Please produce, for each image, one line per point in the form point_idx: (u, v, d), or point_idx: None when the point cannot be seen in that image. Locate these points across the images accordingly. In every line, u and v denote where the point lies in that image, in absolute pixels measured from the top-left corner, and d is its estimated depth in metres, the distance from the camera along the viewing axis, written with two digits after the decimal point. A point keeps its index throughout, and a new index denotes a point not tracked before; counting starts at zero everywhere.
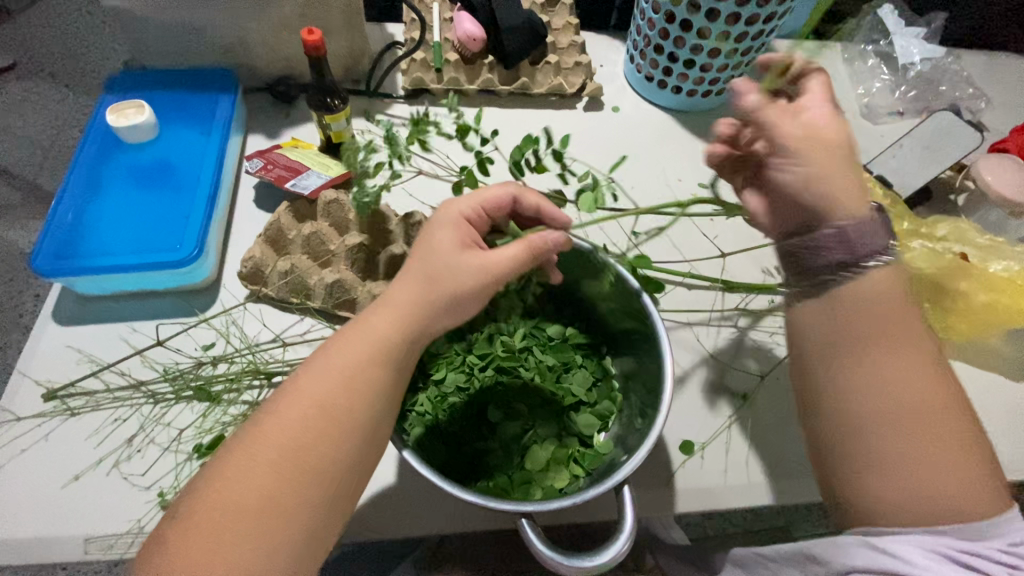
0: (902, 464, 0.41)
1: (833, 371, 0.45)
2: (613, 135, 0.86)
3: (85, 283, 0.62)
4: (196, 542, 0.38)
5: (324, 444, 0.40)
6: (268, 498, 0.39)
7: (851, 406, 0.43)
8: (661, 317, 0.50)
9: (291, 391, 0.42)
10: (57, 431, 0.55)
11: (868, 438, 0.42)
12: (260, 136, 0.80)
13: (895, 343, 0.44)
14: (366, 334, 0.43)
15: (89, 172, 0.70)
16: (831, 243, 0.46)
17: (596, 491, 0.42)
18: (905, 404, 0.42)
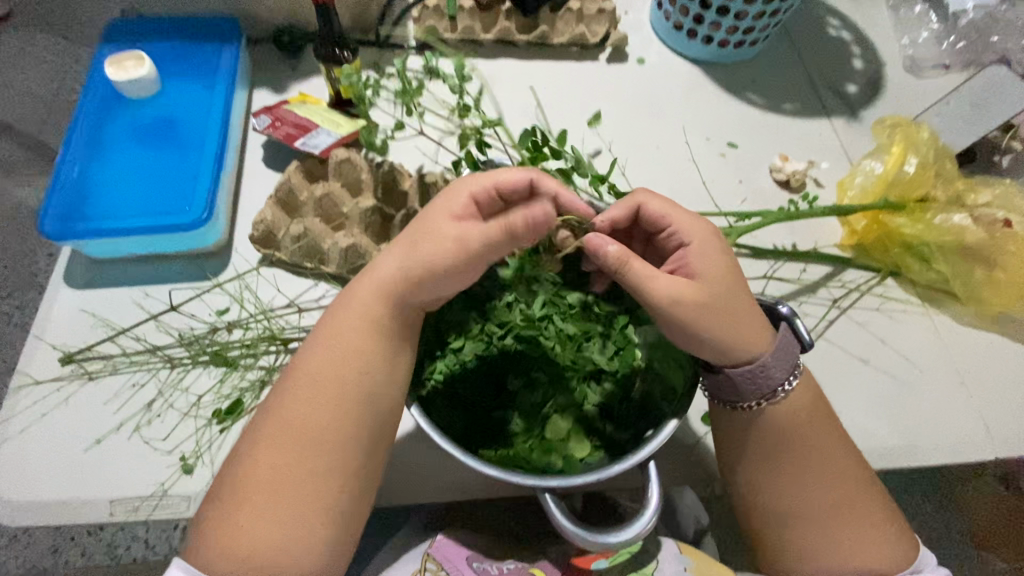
0: (823, 519, 0.47)
1: (748, 450, 0.49)
2: (637, 91, 0.80)
3: (95, 246, 0.61)
4: (232, 515, 0.41)
5: (331, 421, 0.43)
6: (286, 476, 0.42)
7: (778, 503, 0.48)
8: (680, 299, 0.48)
9: (297, 376, 0.45)
10: (76, 395, 0.55)
11: (796, 529, 0.48)
12: (266, 91, 0.76)
13: (824, 445, 0.48)
14: (365, 316, 0.45)
15: (92, 130, 0.67)
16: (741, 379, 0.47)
17: (621, 467, 0.41)
18: (830, 498, 0.47)
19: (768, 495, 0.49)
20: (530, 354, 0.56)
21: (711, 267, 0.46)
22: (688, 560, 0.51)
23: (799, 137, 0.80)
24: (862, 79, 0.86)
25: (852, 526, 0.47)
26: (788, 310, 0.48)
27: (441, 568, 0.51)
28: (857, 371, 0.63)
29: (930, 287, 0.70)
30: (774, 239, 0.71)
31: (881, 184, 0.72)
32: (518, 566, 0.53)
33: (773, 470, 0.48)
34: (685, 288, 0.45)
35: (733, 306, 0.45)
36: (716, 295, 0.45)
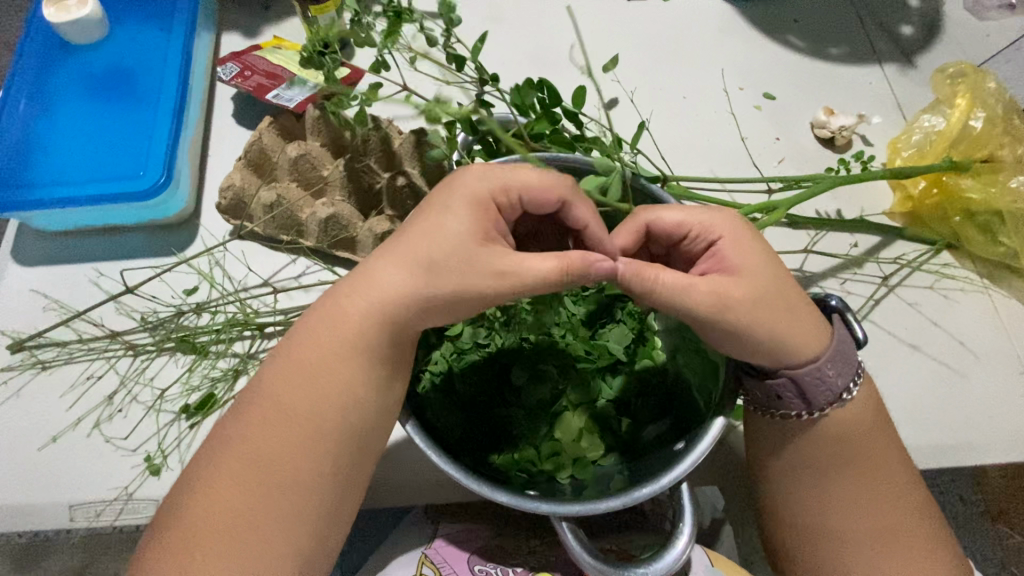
0: (873, 553, 0.43)
1: (786, 474, 0.44)
2: (661, 34, 0.69)
3: (42, 218, 0.54)
4: (192, 553, 0.36)
5: (304, 440, 0.38)
6: (271, 498, 0.37)
7: (817, 523, 0.44)
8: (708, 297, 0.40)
9: (261, 391, 0.39)
10: (28, 387, 0.49)
11: (838, 552, 0.43)
12: (235, 36, 0.64)
13: (875, 465, 0.43)
14: (343, 324, 0.38)
15: (34, 82, 0.58)
16: (785, 393, 0.41)
17: (649, 490, 0.37)
18: (876, 523, 0.43)
19: (808, 515, 0.44)
20: (538, 343, 0.50)
21: (748, 260, 0.39)
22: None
23: (846, 86, 0.69)
24: (917, 21, 0.72)
25: (900, 551, 0.43)
26: (836, 301, 0.42)
27: (439, 573, 0.47)
28: (903, 358, 0.56)
29: (991, 263, 0.61)
30: (815, 207, 0.62)
31: (942, 143, 0.62)
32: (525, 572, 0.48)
33: (816, 486, 0.44)
34: (729, 288, 0.37)
35: (786, 295, 0.39)
36: (764, 293, 0.38)
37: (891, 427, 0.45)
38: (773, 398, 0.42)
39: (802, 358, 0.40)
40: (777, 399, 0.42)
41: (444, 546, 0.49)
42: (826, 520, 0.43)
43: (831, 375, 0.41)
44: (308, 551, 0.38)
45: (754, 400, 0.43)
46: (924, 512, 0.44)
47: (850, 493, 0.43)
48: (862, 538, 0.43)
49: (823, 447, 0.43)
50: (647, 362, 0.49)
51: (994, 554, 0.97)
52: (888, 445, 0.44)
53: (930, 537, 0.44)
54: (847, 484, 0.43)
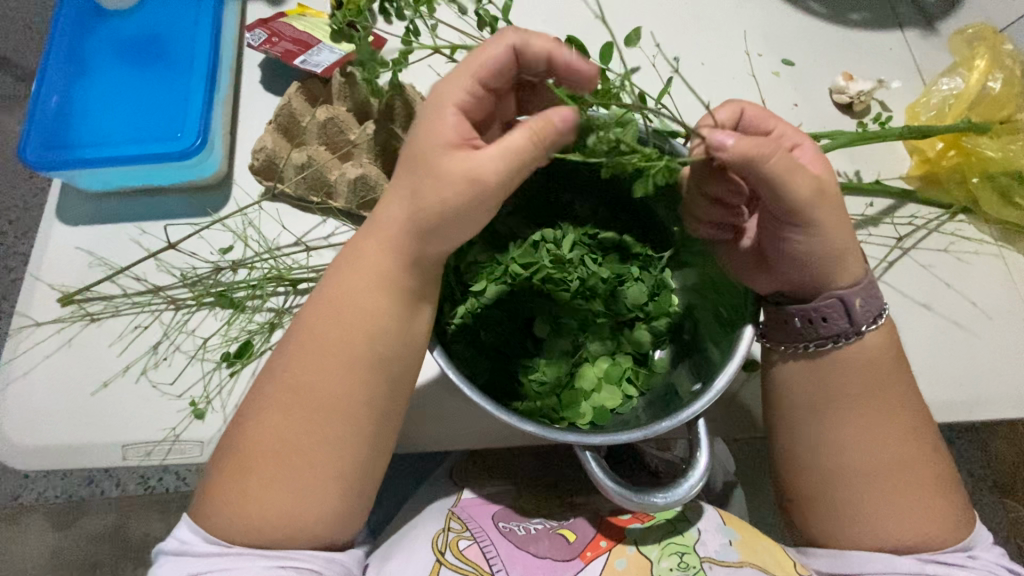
0: (881, 495, 0.45)
1: (796, 420, 0.47)
2: (682, 1, 0.70)
3: (86, 178, 0.56)
4: (252, 482, 0.40)
5: (350, 376, 0.41)
6: (315, 432, 0.40)
7: (828, 462, 0.46)
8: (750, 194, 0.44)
9: (304, 335, 0.42)
10: (79, 337, 0.52)
11: (849, 492, 0.45)
12: (260, 2, 0.65)
13: (881, 410, 0.45)
14: (385, 270, 0.40)
15: (71, 48, 0.60)
16: (832, 313, 0.45)
17: (670, 424, 0.40)
18: (884, 466, 0.45)
19: (819, 454, 0.46)
20: (559, 299, 0.51)
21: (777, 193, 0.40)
22: (731, 532, 0.49)
23: (864, 51, 0.69)
24: None
25: (908, 493, 0.45)
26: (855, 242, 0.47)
27: (466, 527, 0.49)
28: (916, 317, 0.58)
29: (1006, 225, 0.61)
30: (833, 170, 0.63)
31: (960, 106, 0.63)
32: (546, 526, 0.49)
33: (829, 425, 0.46)
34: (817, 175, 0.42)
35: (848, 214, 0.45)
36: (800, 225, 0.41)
37: (903, 378, 0.47)
38: (817, 320, 0.45)
39: (845, 279, 0.44)
40: (823, 321, 0.45)
41: (469, 504, 0.51)
42: (836, 463, 0.46)
43: (870, 300, 0.45)
44: (351, 480, 0.41)
45: (797, 330, 0.46)
46: (931, 455, 0.46)
47: (856, 435, 0.45)
48: (870, 480, 0.45)
49: (828, 388, 0.46)
50: (663, 319, 0.50)
51: (999, 525, 0.98)
52: (897, 392, 0.46)
53: (936, 479, 0.45)
54: (853, 426, 0.46)
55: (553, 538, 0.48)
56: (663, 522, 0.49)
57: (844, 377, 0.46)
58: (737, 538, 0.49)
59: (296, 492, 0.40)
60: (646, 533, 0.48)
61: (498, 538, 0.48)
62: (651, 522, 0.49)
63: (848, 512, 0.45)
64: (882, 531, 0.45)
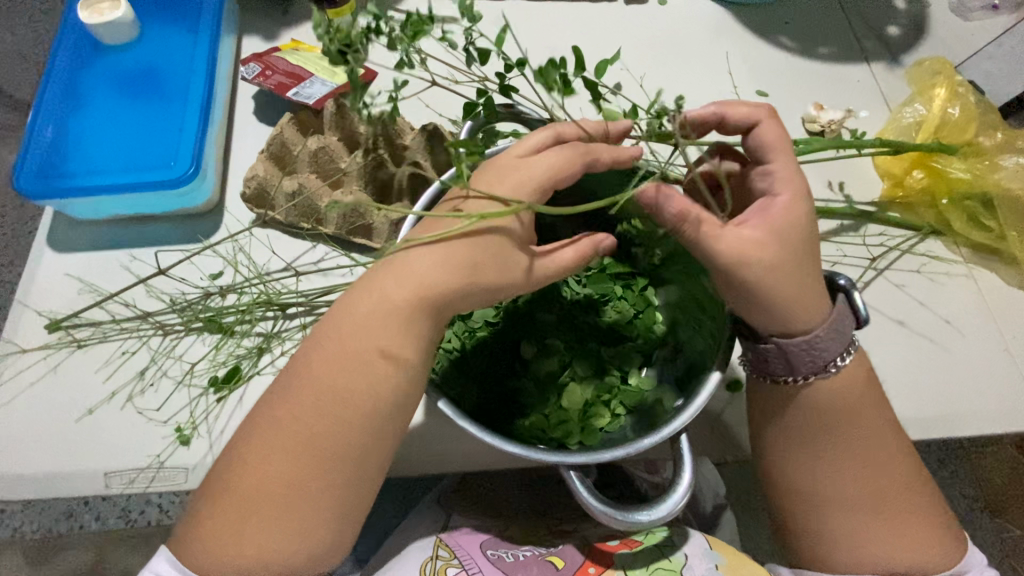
0: (862, 519, 0.46)
1: (776, 449, 0.48)
2: (660, 36, 0.73)
3: (77, 207, 0.57)
4: (243, 516, 0.39)
5: (340, 407, 0.40)
6: (299, 467, 0.40)
7: (804, 485, 0.47)
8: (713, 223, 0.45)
9: (290, 367, 0.42)
10: (65, 363, 0.52)
11: (832, 513, 0.46)
12: (255, 37, 0.68)
13: (860, 437, 0.46)
14: (380, 302, 0.41)
15: (68, 80, 0.62)
16: (772, 356, 0.45)
17: (652, 440, 0.40)
18: (862, 490, 0.46)
19: (805, 476, 0.47)
20: (543, 320, 0.53)
21: (762, 245, 0.41)
22: (716, 556, 0.49)
23: (831, 82, 0.72)
24: (906, 21, 0.76)
25: (885, 513, 0.46)
26: (844, 281, 0.45)
27: (454, 555, 0.48)
28: (895, 335, 0.59)
29: (978, 247, 0.64)
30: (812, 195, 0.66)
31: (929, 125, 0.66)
32: (536, 552, 0.49)
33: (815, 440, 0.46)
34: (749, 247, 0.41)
35: (802, 268, 0.42)
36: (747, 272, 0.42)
37: (882, 395, 0.48)
38: (762, 359, 0.46)
39: (805, 325, 0.43)
40: (763, 359, 0.46)
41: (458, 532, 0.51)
42: (815, 487, 0.46)
43: (834, 342, 0.44)
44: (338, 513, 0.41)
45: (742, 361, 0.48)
46: (910, 480, 0.46)
47: (835, 461, 0.46)
48: (850, 504, 0.46)
49: (807, 417, 0.46)
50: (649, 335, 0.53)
51: (990, 544, 0.99)
52: (875, 418, 0.46)
53: (921, 501, 0.46)
54: (832, 454, 0.46)
55: (542, 565, 0.48)
56: (649, 548, 0.49)
57: (828, 405, 0.46)
58: (723, 563, 0.48)
59: (279, 527, 0.39)
60: (635, 558, 0.48)
61: (486, 565, 0.48)
62: (639, 549, 0.49)
63: (835, 536, 0.46)
64: (864, 557, 0.45)
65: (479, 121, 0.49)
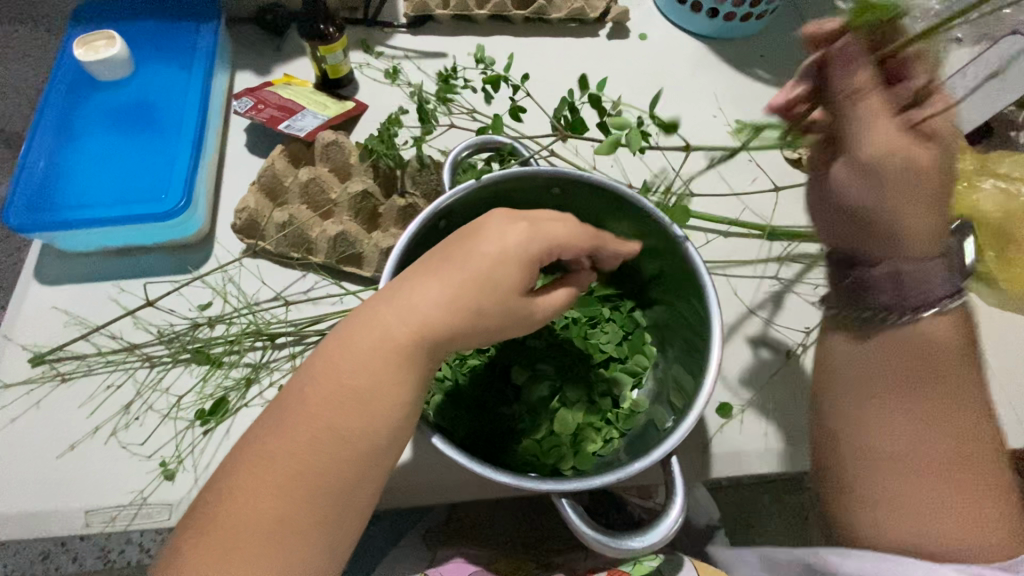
0: (919, 494, 0.41)
1: (839, 401, 0.45)
2: (642, 69, 0.76)
3: (66, 239, 0.57)
4: None
5: (318, 440, 0.37)
6: None
7: (868, 448, 0.43)
8: (699, 252, 0.45)
9: None
10: (48, 399, 0.51)
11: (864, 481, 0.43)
12: (249, 72, 0.71)
13: (926, 392, 0.42)
14: (360, 329, 0.38)
15: (62, 115, 0.63)
16: (882, 284, 0.45)
17: (643, 463, 0.40)
18: (930, 457, 0.42)
19: (866, 431, 0.43)
20: (533, 346, 0.54)
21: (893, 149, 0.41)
22: None
23: None
24: None
25: (952, 497, 0.41)
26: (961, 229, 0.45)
27: None
28: None
29: None
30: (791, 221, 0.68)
31: None
32: None
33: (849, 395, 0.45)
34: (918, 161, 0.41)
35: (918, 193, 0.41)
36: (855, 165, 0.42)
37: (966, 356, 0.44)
38: (862, 287, 0.46)
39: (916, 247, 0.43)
40: (868, 288, 0.46)
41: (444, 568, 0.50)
42: (875, 443, 0.43)
43: (931, 277, 0.44)
44: None
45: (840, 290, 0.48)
46: (978, 461, 0.42)
47: (900, 419, 0.42)
48: (911, 472, 0.42)
49: (871, 368, 0.44)
50: (638, 356, 0.54)
51: None
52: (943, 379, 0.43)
53: None
54: (895, 410, 0.43)
55: None
56: None
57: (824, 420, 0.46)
58: None
59: None
60: None
61: None
62: None
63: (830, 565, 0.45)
64: (916, 533, 0.41)
65: (471, 144, 0.52)
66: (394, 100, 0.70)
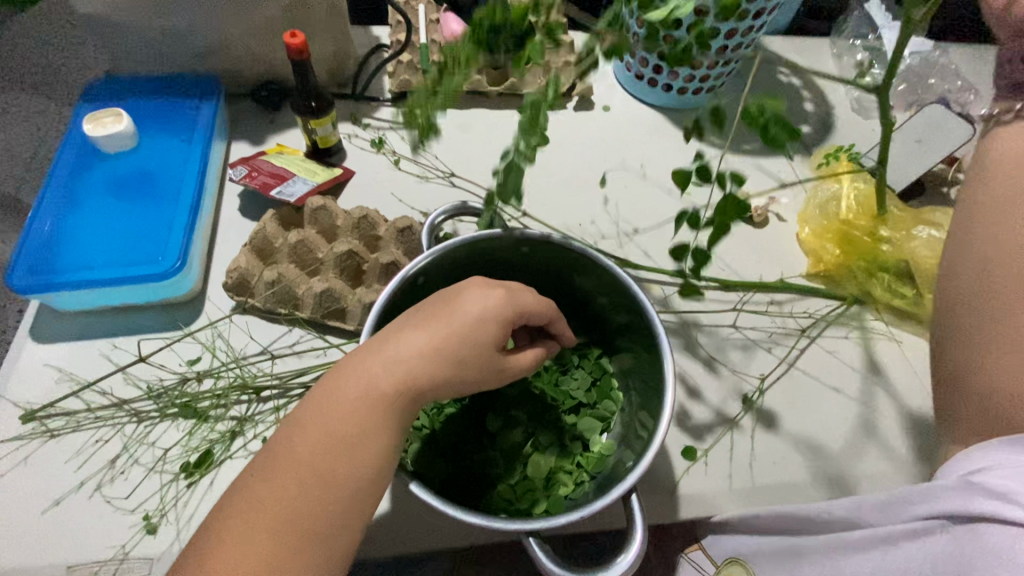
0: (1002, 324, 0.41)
1: (958, 253, 0.46)
2: (606, 135, 0.84)
3: (64, 300, 0.60)
4: None
5: (304, 484, 0.39)
6: None
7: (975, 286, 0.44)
8: (653, 306, 0.50)
9: None
10: (35, 455, 0.53)
11: (960, 317, 0.44)
12: (244, 143, 0.77)
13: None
14: (343, 381, 0.42)
15: (66, 184, 0.67)
16: None
17: (604, 501, 0.43)
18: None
19: (973, 274, 0.44)
20: (506, 394, 0.58)
21: None
22: None
23: (754, 172, 0.83)
24: (815, 120, 0.89)
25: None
26: None
27: None
28: (830, 396, 0.65)
29: (897, 312, 0.71)
30: (745, 271, 0.74)
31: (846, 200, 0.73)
32: None
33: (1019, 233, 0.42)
34: None
35: None
36: None
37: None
38: None
39: None
40: None
41: None
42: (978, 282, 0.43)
43: None
44: None
45: None
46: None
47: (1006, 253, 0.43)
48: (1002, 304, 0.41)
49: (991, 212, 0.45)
50: (606, 402, 0.58)
51: None
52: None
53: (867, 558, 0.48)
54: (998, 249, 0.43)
55: None
56: None
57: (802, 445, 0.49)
58: None
59: None
60: None
61: None
62: None
63: None
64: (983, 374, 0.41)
65: (446, 210, 0.57)
66: (378, 166, 0.77)
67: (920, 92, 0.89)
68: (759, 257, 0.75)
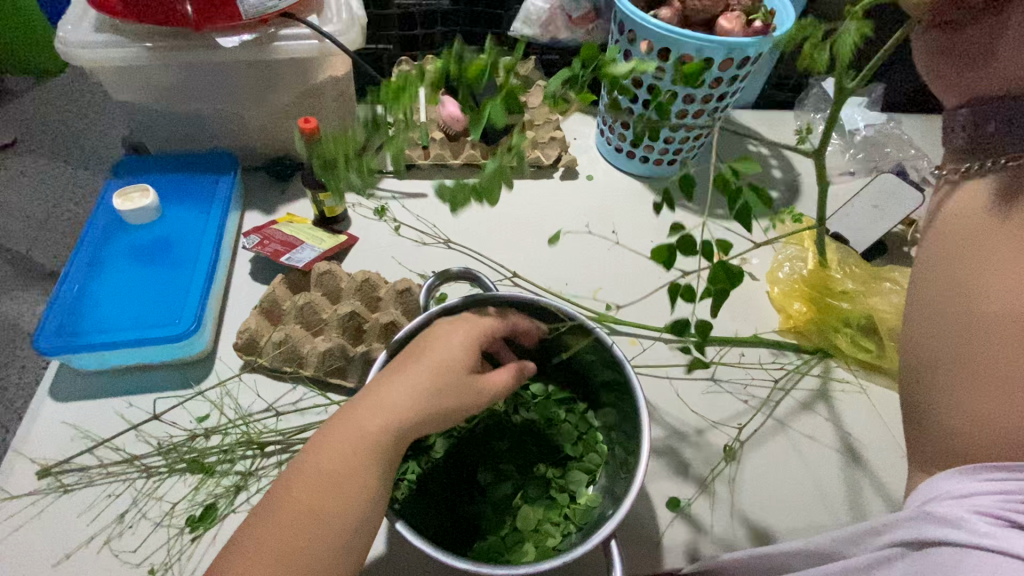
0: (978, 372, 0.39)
1: (928, 291, 0.44)
2: (590, 202, 0.92)
3: (85, 360, 0.64)
4: None
5: (306, 531, 0.43)
6: None
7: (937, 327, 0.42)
8: (630, 364, 0.55)
9: None
10: (50, 509, 0.56)
11: (926, 352, 0.43)
12: (256, 212, 0.84)
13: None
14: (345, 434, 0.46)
15: (94, 252, 0.73)
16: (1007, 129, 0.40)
17: (584, 550, 0.46)
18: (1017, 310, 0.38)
19: (954, 306, 0.41)
20: (496, 447, 0.61)
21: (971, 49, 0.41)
22: None
23: (727, 235, 0.90)
24: (783, 186, 0.97)
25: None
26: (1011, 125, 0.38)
27: None
28: (803, 446, 0.69)
29: (864, 365, 0.75)
30: (721, 327, 0.79)
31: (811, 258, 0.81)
32: None
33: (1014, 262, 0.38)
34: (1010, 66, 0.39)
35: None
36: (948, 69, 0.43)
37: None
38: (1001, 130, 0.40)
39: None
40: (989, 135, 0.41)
41: None
42: (947, 323, 0.42)
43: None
44: None
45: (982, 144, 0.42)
46: None
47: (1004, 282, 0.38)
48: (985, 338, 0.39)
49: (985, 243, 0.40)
50: (592, 454, 0.61)
51: None
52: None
53: None
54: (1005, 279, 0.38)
55: None
56: None
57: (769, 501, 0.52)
58: None
59: None
60: None
61: None
62: None
63: None
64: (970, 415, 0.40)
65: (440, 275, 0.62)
66: (380, 233, 0.84)
67: (879, 159, 0.97)
68: (733, 314, 0.81)
